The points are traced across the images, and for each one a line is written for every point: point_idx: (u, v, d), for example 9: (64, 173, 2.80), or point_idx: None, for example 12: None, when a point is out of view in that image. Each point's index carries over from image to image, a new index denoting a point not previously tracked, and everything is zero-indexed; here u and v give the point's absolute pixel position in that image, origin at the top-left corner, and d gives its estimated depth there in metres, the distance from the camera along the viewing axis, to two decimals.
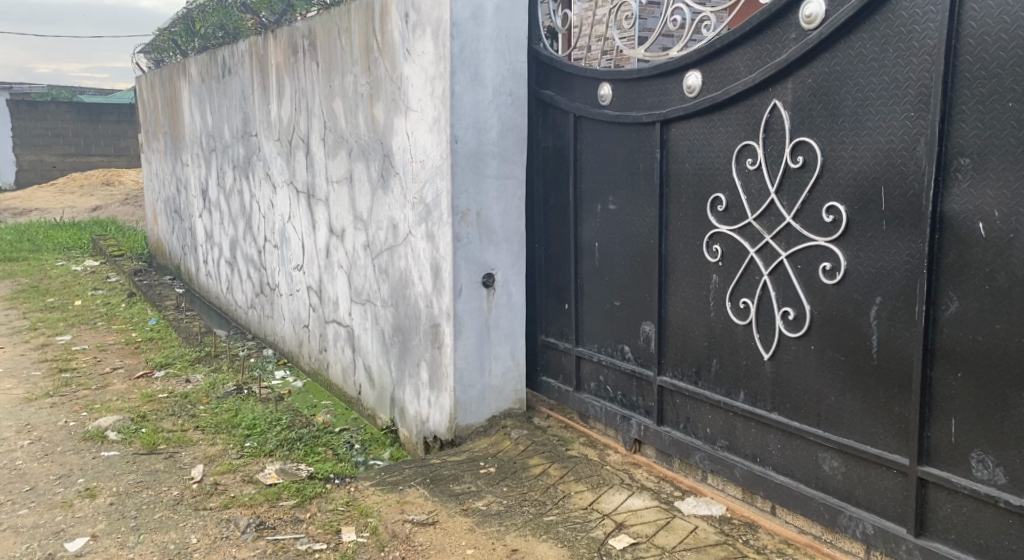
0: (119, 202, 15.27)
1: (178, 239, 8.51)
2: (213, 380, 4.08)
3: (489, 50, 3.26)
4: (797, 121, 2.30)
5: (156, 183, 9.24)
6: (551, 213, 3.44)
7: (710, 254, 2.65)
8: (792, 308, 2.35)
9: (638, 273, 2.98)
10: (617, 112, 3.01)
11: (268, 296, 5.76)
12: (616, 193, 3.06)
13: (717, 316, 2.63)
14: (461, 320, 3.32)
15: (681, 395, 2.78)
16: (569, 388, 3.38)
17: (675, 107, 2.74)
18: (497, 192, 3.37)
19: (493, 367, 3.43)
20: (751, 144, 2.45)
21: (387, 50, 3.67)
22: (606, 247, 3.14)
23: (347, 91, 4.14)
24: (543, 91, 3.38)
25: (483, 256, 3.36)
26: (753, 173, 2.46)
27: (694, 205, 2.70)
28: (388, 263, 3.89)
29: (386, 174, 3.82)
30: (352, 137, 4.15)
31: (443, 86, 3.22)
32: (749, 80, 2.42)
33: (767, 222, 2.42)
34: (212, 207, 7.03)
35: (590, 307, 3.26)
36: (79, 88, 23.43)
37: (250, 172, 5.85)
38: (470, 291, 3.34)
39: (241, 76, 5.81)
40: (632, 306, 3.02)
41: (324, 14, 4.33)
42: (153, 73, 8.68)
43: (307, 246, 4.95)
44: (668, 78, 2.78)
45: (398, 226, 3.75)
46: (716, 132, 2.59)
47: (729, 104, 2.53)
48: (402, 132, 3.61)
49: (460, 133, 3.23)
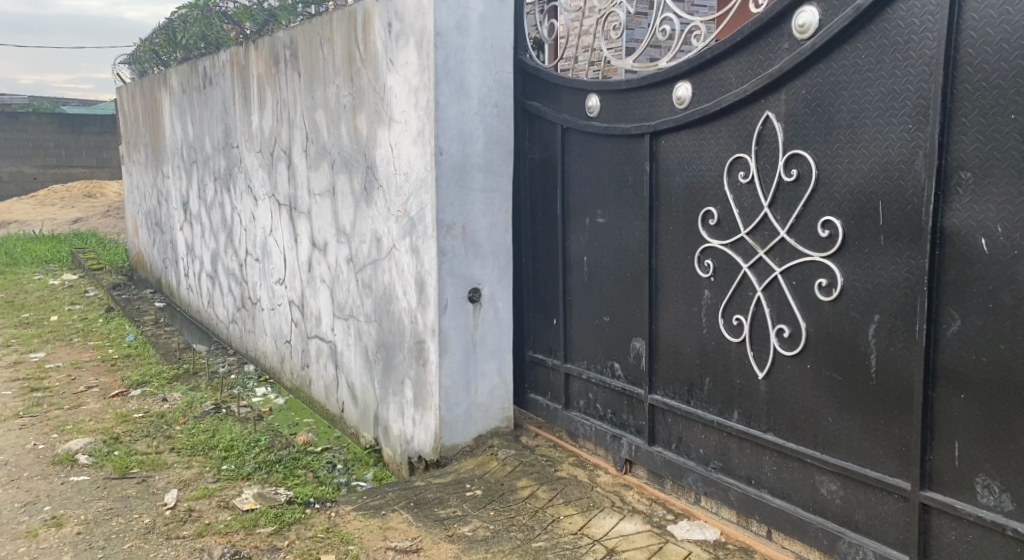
0: (101, 214, 15.09)
1: (159, 251, 8.37)
2: (191, 399, 3.97)
3: (474, 60, 3.19)
4: (791, 133, 2.24)
5: (137, 195, 9.10)
6: (539, 226, 3.36)
7: (702, 269, 2.58)
8: (787, 326, 2.28)
9: (628, 289, 2.90)
10: (605, 123, 2.94)
11: (250, 311, 5.65)
12: (605, 207, 2.99)
13: (709, 333, 2.56)
14: (447, 337, 3.23)
15: (672, 415, 2.70)
16: (558, 406, 3.30)
17: (665, 119, 2.67)
18: (483, 205, 3.29)
19: (479, 384, 3.34)
20: (743, 157, 2.39)
21: (370, 60, 3.59)
22: (595, 262, 3.06)
23: (330, 103, 4.05)
24: (530, 102, 3.31)
25: (469, 270, 3.27)
26: (745, 186, 2.39)
27: (685, 219, 2.63)
28: (372, 278, 3.80)
29: (369, 187, 3.73)
30: (334, 149, 4.06)
31: (427, 97, 3.14)
32: (741, 91, 2.35)
33: (761, 237, 2.35)
34: (193, 220, 6.91)
35: (579, 323, 3.18)
36: (61, 99, 23.22)
37: (231, 184, 5.75)
38: (455, 306, 3.25)
39: (223, 87, 5.72)
40: (622, 322, 2.94)
41: (306, 24, 4.24)
42: (134, 84, 8.56)
43: (289, 260, 4.84)
44: (658, 88, 2.71)
45: (382, 239, 3.66)
46: (707, 144, 2.53)
47: (720, 116, 2.46)
48: (386, 144, 3.52)
49: (444, 145, 3.15)
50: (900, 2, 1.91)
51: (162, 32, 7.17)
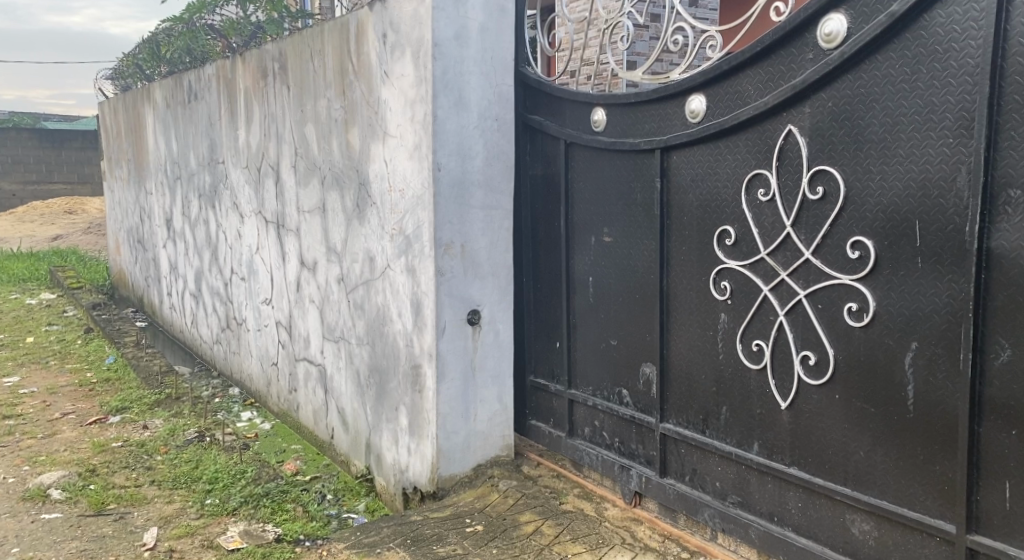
0: (81, 232, 14.79)
1: (141, 270, 8.15)
2: (173, 426, 3.77)
3: (474, 72, 3.05)
4: (815, 148, 2.11)
5: (119, 212, 8.88)
6: (540, 245, 3.22)
7: (718, 292, 2.44)
8: (813, 353, 2.15)
9: (637, 311, 2.76)
10: (612, 138, 2.81)
11: (235, 332, 5.46)
12: (612, 225, 2.85)
13: (726, 359, 2.42)
14: (444, 361, 3.07)
15: (686, 445, 2.56)
16: (561, 434, 3.14)
17: (677, 133, 2.55)
18: (483, 224, 3.14)
19: (479, 411, 3.18)
20: (763, 173, 2.26)
21: (364, 73, 3.45)
22: (601, 283, 2.92)
23: (321, 116, 3.90)
24: (531, 116, 3.18)
25: (468, 291, 3.12)
26: (765, 204, 2.26)
27: (699, 239, 2.50)
28: (364, 299, 3.64)
29: (362, 204, 3.58)
30: (325, 164, 3.91)
31: (424, 110, 3.00)
32: (760, 104, 2.23)
33: (783, 257, 2.22)
34: (176, 238, 6.72)
35: (584, 347, 3.04)
36: (43, 115, 22.87)
37: (216, 201, 5.57)
38: (454, 329, 3.09)
39: (208, 101, 5.55)
40: (630, 346, 2.80)
41: (295, 35, 4.10)
42: (116, 98, 8.37)
43: (276, 279, 4.67)
44: (669, 102, 2.58)
45: (375, 259, 3.50)
46: (723, 160, 2.40)
47: (738, 131, 2.34)
48: (380, 159, 3.37)
49: (442, 160, 3.00)
50: (939, 9, 1.81)
51: (146, 46, 7.00)
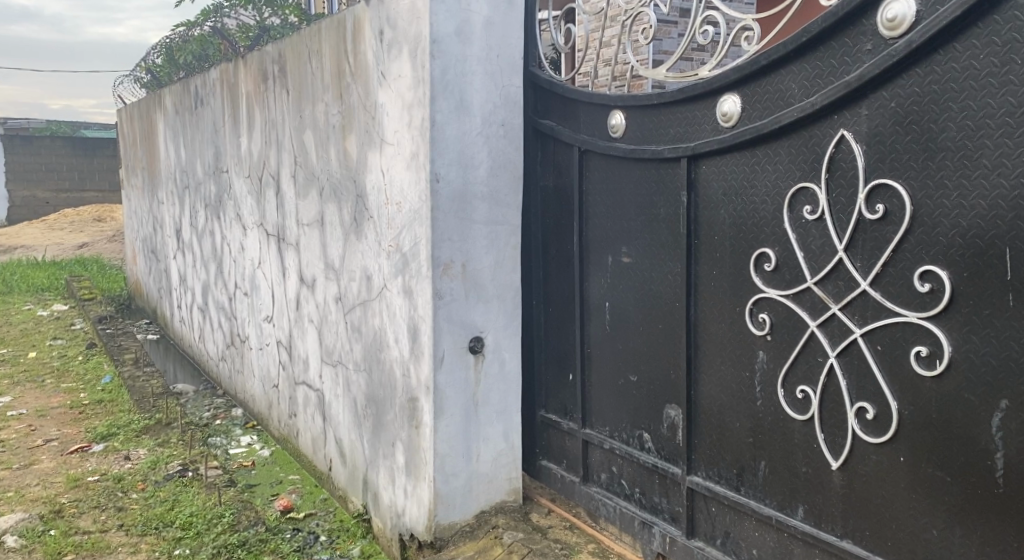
0: (107, 240, 14.74)
1: (155, 281, 7.96)
2: (157, 457, 3.47)
3: (477, 72, 2.72)
4: (874, 157, 1.75)
5: (136, 222, 8.70)
6: (551, 264, 2.88)
7: (755, 325, 2.09)
8: (870, 405, 1.78)
9: (660, 344, 2.41)
10: (632, 145, 2.46)
11: (239, 349, 5.19)
12: (630, 244, 2.51)
13: (765, 406, 2.06)
14: (443, 395, 2.75)
15: (717, 504, 2.21)
16: (575, 478, 2.79)
17: (706, 139, 2.19)
18: (487, 241, 2.81)
19: (481, 451, 2.84)
20: (810, 188, 1.90)
21: (361, 75, 3.13)
22: (619, 309, 2.58)
23: (319, 122, 3.60)
24: (542, 121, 2.85)
25: (470, 316, 2.79)
26: (813, 224, 1.91)
27: (732, 262, 2.15)
28: (361, 321, 3.33)
29: (359, 218, 3.28)
30: (324, 174, 3.61)
31: (421, 115, 2.68)
32: (806, 105, 1.87)
33: (834, 287, 1.86)
34: (186, 249, 6.49)
35: (600, 381, 2.69)
36: (78, 124, 23.03)
37: (221, 212, 5.31)
38: (454, 359, 2.76)
39: (213, 107, 5.30)
40: (652, 384, 2.44)
41: (294, 36, 3.80)
42: (133, 106, 8.19)
43: (276, 296, 4.39)
44: (697, 103, 2.23)
45: (373, 278, 3.20)
46: (761, 171, 2.05)
47: (779, 137, 1.98)
48: (378, 169, 3.06)
49: (441, 170, 2.68)
50: None
51: (161, 52, 6.80)
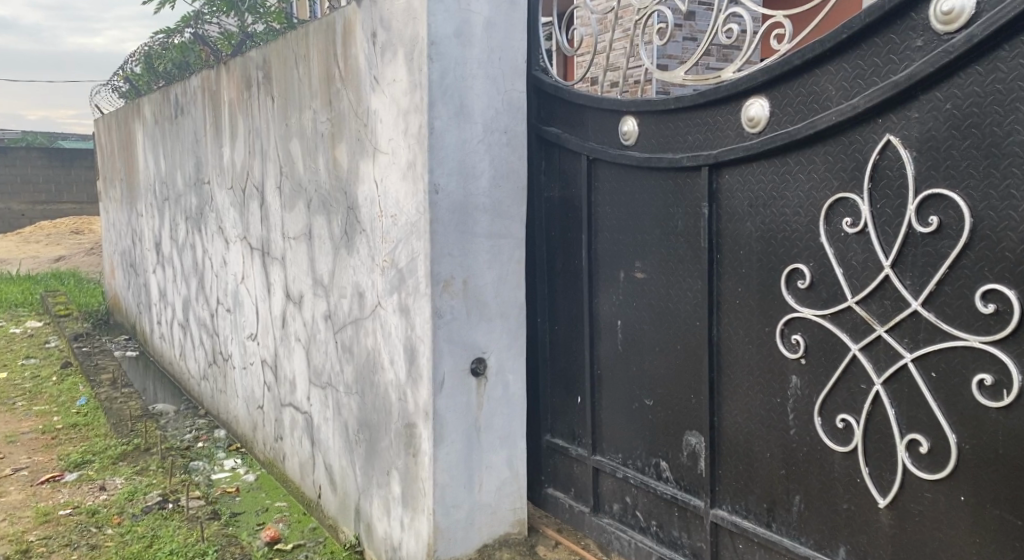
0: (84, 253, 14.41)
1: (133, 296, 7.70)
2: (135, 487, 3.25)
3: (478, 75, 2.56)
4: (926, 165, 1.59)
5: (113, 234, 8.44)
6: (557, 280, 2.71)
7: (787, 347, 1.92)
8: (924, 437, 1.62)
9: (678, 366, 2.24)
10: (646, 153, 2.30)
11: (221, 368, 4.97)
12: (644, 258, 2.34)
13: (799, 435, 1.90)
14: (443, 421, 2.56)
15: (745, 541, 2.05)
16: (585, 508, 2.62)
17: (730, 146, 2.04)
18: (489, 255, 2.63)
19: (484, 480, 2.66)
20: (850, 198, 1.75)
21: (352, 80, 2.96)
22: (633, 328, 2.41)
23: (306, 130, 3.41)
24: (546, 127, 2.68)
25: (471, 337, 2.61)
26: (854, 238, 1.75)
27: (760, 278, 1.99)
28: (353, 340, 3.14)
29: (351, 231, 3.09)
30: (311, 185, 3.42)
31: (419, 121, 2.51)
32: (846, 108, 1.72)
33: (878, 307, 1.70)
34: (165, 263, 6.26)
35: (611, 405, 2.52)
36: (56, 135, 22.59)
37: (202, 225, 5.10)
38: (455, 382, 2.58)
39: (193, 116, 5.09)
40: (670, 409, 2.27)
41: (279, 40, 3.61)
42: (110, 115, 7.95)
43: (261, 313, 4.19)
44: (719, 108, 2.07)
45: (365, 295, 3.01)
46: (793, 181, 1.89)
47: (814, 143, 1.82)
48: (371, 180, 2.89)
49: (441, 181, 2.50)
50: None
51: (141, 60, 6.59)
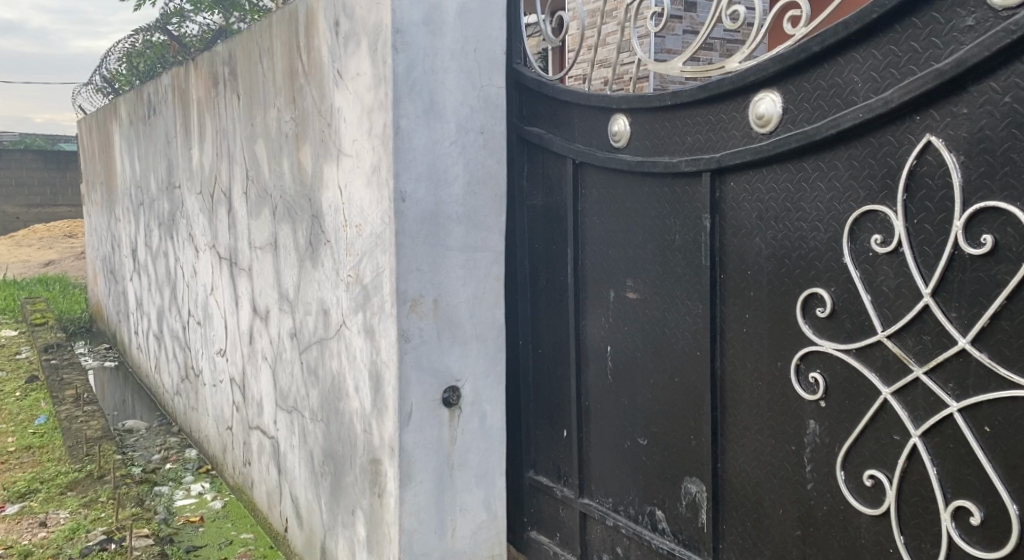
0: (74, 257, 14.13)
1: (114, 304, 7.42)
2: (78, 524, 2.97)
3: (450, 69, 2.27)
4: (979, 171, 1.30)
5: (95, 239, 8.15)
6: (541, 298, 2.41)
7: (804, 387, 1.63)
8: (975, 505, 1.32)
9: (676, 402, 1.95)
10: (639, 157, 2.01)
11: (192, 384, 4.67)
12: (637, 277, 2.06)
13: (819, 491, 1.61)
14: (410, 458, 2.27)
15: None
16: (571, 557, 2.33)
17: (736, 149, 1.74)
18: (464, 271, 2.33)
19: (458, 524, 2.37)
20: (882, 212, 1.45)
21: (315, 75, 2.67)
22: (624, 356, 2.12)
23: (271, 130, 3.12)
24: (528, 127, 2.39)
25: (444, 363, 2.32)
26: (885, 259, 1.46)
27: (771, 304, 1.70)
28: (317, 362, 2.86)
29: (316, 242, 2.80)
30: (276, 192, 3.13)
31: (382, 120, 2.22)
32: (877, 103, 1.42)
33: (915, 343, 1.41)
34: (141, 271, 5.98)
35: (600, 441, 2.22)
36: (51, 138, 22.24)
37: (174, 232, 4.81)
38: (424, 415, 2.29)
39: (165, 116, 4.81)
40: (667, 450, 1.99)
41: (244, 32, 3.33)
42: (90, 117, 7.66)
43: (229, 327, 3.90)
44: (723, 103, 1.78)
45: (330, 313, 2.72)
46: (811, 190, 1.60)
47: (837, 145, 1.53)
48: (335, 186, 2.60)
49: (408, 187, 2.21)
50: None
51: (121, 60, 6.31)
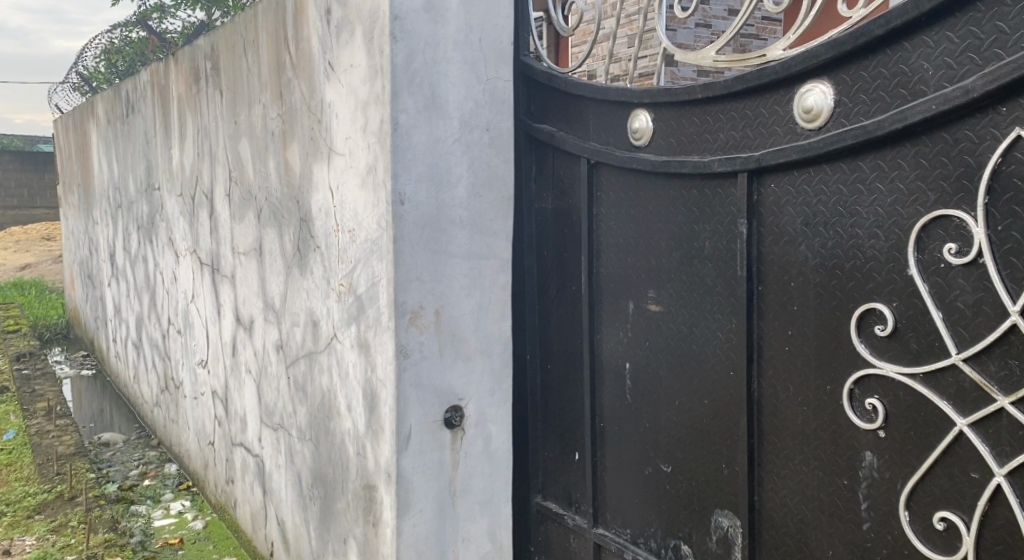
0: (52, 261, 13.80)
1: (91, 311, 7.16)
2: (44, 553, 2.74)
3: (454, 60, 2.07)
4: None
5: (72, 243, 7.88)
6: (550, 309, 2.22)
7: (859, 415, 1.46)
8: None
9: (706, 426, 1.77)
10: (664, 156, 1.83)
11: (172, 396, 4.45)
12: (659, 288, 1.87)
13: (878, 531, 1.44)
14: (409, 485, 2.07)
15: None
16: None
17: (778, 147, 1.56)
18: (467, 280, 2.14)
19: (460, 556, 2.18)
20: (958, 217, 1.29)
21: (304, 68, 2.47)
22: (644, 373, 1.93)
23: (256, 129, 2.91)
24: (536, 124, 2.20)
25: (445, 381, 2.12)
26: (961, 272, 1.29)
27: (818, 321, 1.53)
28: (306, 377, 2.66)
29: (304, 248, 2.60)
30: (261, 194, 2.93)
31: (379, 116, 2.02)
32: (957, 92, 1.26)
33: (1000, 369, 1.25)
34: (119, 276, 5.73)
35: (618, 466, 2.04)
36: (31, 138, 21.84)
37: (153, 236, 4.58)
38: (423, 438, 2.09)
39: (144, 115, 4.58)
40: (696, 479, 1.81)
41: (227, 24, 3.12)
42: (67, 116, 7.39)
43: (210, 337, 3.68)
44: (763, 96, 1.60)
45: (320, 325, 2.52)
46: (868, 193, 1.42)
47: (903, 141, 1.36)
48: (325, 188, 2.40)
49: (407, 189, 2.02)
50: None
51: (99, 57, 6.07)
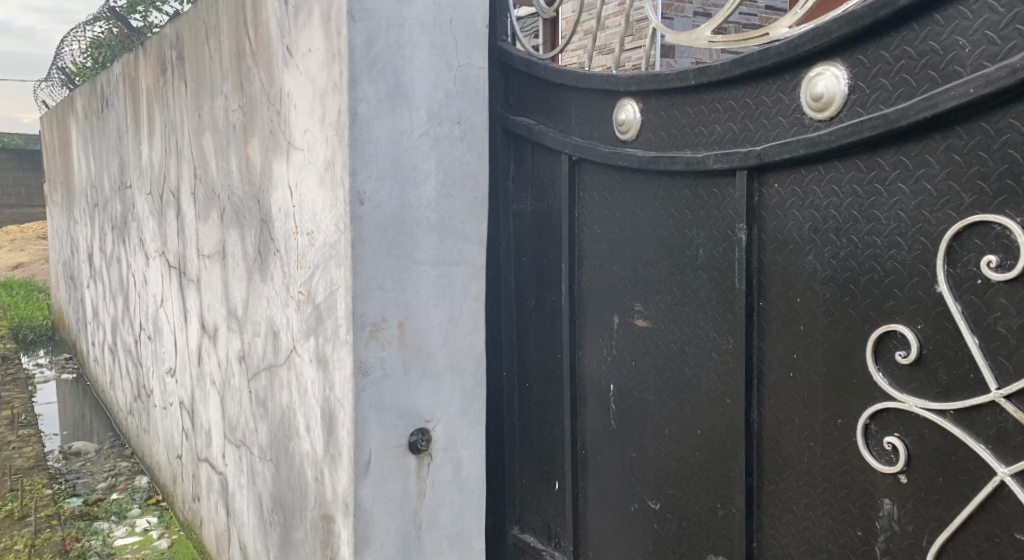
0: (44, 261, 13.58)
1: (73, 314, 6.94)
2: None
3: (421, 43, 1.85)
4: None
5: (57, 243, 7.66)
6: (529, 321, 2.01)
7: (876, 455, 1.24)
8: None
9: (699, 459, 1.55)
10: (653, 151, 1.61)
11: (144, 405, 4.23)
12: (647, 301, 1.66)
13: None
14: (369, 519, 1.85)
15: None
16: None
17: (782, 139, 1.34)
18: (436, 290, 1.92)
19: None
20: (999, 225, 1.07)
21: (263, 54, 2.25)
22: (630, 397, 1.71)
23: (218, 122, 2.69)
24: (514, 116, 1.98)
25: (410, 402, 1.90)
26: (1002, 290, 1.08)
27: (828, 344, 1.31)
28: (267, 392, 2.44)
29: (264, 252, 2.38)
30: (224, 192, 2.71)
31: (337, 104, 1.81)
32: (1002, 72, 1.04)
33: None
34: (97, 278, 5.52)
35: (601, 500, 1.82)
36: (30, 138, 21.68)
37: (126, 237, 4.37)
38: (385, 465, 1.87)
39: (117, 109, 4.36)
40: (687, 519, 1.59)
41: (191, 9, 2.90)
42: (51, 113, 7.19)
43: (177, 345, 3.47)
44: (765, 81, 1.38)
45: (280, 336, 2.31)
46: (888, 194, 1.20)
47: (933, 134, 1.14)
48: (284, 186, 2.19)
49: (367, 187, 1.80)
50: None
51: (80, 52, 5.86)
